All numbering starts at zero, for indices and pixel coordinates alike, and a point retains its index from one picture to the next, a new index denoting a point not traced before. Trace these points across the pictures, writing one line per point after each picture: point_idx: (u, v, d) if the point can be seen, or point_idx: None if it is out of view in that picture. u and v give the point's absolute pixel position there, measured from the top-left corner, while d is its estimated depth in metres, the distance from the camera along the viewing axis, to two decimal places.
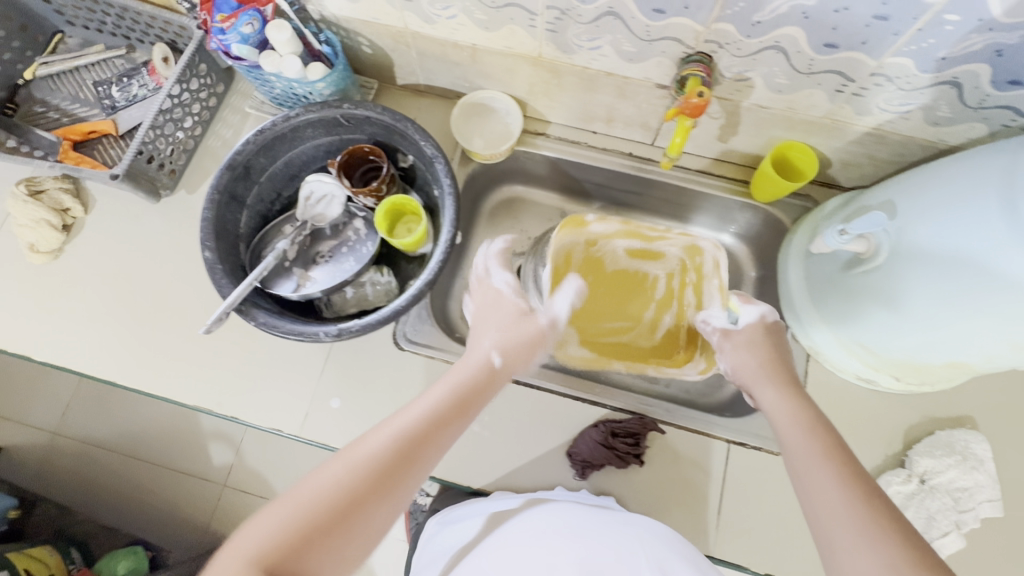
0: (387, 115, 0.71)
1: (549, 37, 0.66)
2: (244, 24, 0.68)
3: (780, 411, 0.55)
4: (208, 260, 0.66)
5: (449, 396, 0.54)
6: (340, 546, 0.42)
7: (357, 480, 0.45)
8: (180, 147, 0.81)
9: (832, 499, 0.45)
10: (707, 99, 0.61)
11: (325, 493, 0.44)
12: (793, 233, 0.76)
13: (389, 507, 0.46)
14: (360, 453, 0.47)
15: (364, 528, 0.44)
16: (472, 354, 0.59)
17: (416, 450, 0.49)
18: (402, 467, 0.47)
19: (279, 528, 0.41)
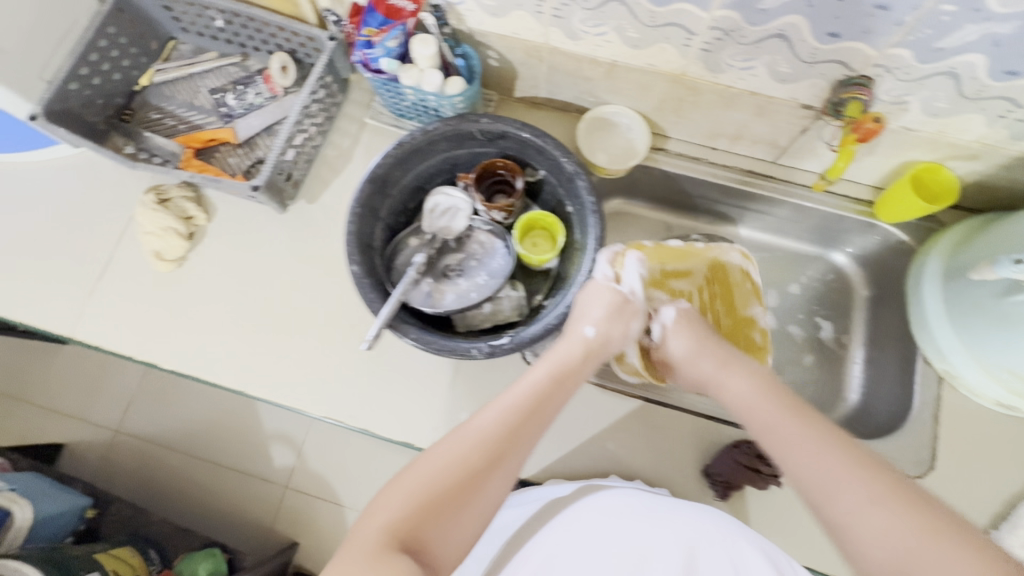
0: (526, 131, 0.70)
1: (701, 56, 0.66)
2: (390, 39, 0.69)
3: (745, 393, 0.55)
4: (355, 275, 0.66)
5: (542, 385, 0.56)
6: (456, 525, 0.45)
7: (468, 457, 0.48)
8: (303, 157, 0.81)
9: (811, 461, 0.46)
10: (882, 125, 0.64)
11: (441, 474, 0.47)
12: (927, 255, 0.76)
13: (498, 481, 0.48)
14: (470, 434, 0.50)
15: (479, 502, 0.47)
16: (564, 348, 0.61)
17: (517, 430, 0.51)
18: (509, 446, 0.50)
19: (405, 507, 0.45)
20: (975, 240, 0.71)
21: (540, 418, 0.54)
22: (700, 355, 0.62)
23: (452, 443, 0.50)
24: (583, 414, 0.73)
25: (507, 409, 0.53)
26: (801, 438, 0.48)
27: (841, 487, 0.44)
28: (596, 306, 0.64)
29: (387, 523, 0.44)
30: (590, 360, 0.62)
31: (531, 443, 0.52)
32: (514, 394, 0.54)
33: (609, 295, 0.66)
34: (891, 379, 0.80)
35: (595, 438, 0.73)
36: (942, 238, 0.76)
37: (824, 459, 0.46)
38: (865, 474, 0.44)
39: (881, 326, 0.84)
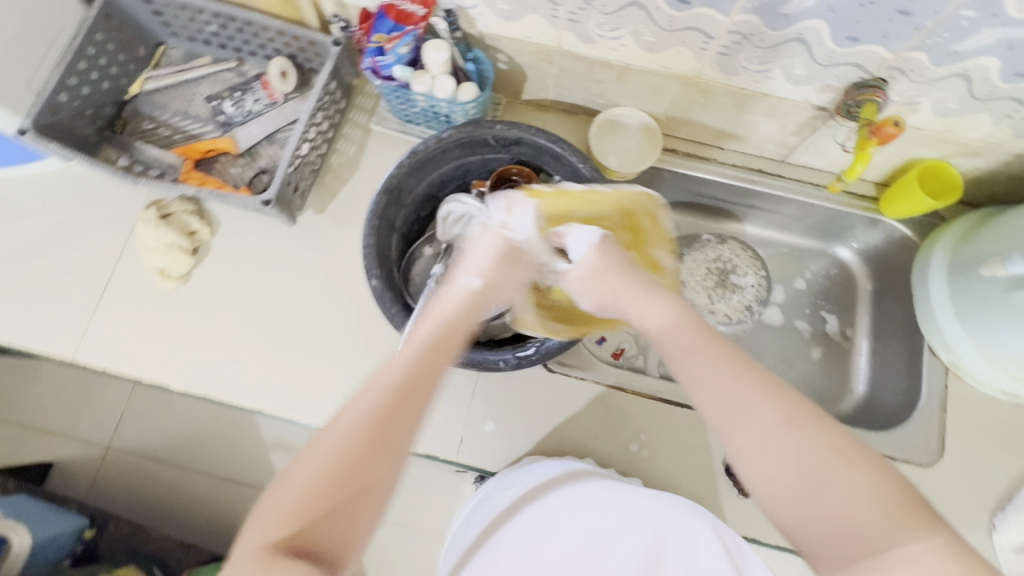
0: (543, 137, 0.69)
1: (717, 60, 0.66)
2: (402, 45, 0.67)
3: (660, 321, 0.49)
4: (376, 289, 0.65)
5: (421, 350, 0.45)
6: (349, 519, 0.38)
7: (349, 444, 0.39)
8: (309, 167, 0.78)
9: (709, 399, 0.43)
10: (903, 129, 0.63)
11: (315, 475, 0.38)
12: (931, 249, 0.78)
13: (390, 458, 0.40)
14: (344, 424, 0.40)
15: (372, 487, 0.39)
16: (451, 303, 0.51)
17: (405, 394, 0.42)
18: (393, 426, 0.41)
19: (282, 518, 0.37)
20: (978, 234, 0.73)
21: (427, 386, 0.43)
22: (612, 278, 0.55)
23: (332, 434, 0.40)
24: (605, 419, 0.74)
25: (386, 386, 0.42)
26: (699, 369, 0.45)
27: (743, 422, 0.41)
28: (478, 253, 0.57)
29: (259, 538, 0.36)
30: (479, 309, 0.52)
31: (417, 417, 0.42)
32: (389, 367, 0.44)
33: (499, 241, 0.58)
34: (897, 370, 0.83)
35: (618, 442, 0.73)
36: (944, 231, 0.78)
37: (722, 401, 0.43)
38: (765, 402, 0.41)
39: (886, 318, 0.87)
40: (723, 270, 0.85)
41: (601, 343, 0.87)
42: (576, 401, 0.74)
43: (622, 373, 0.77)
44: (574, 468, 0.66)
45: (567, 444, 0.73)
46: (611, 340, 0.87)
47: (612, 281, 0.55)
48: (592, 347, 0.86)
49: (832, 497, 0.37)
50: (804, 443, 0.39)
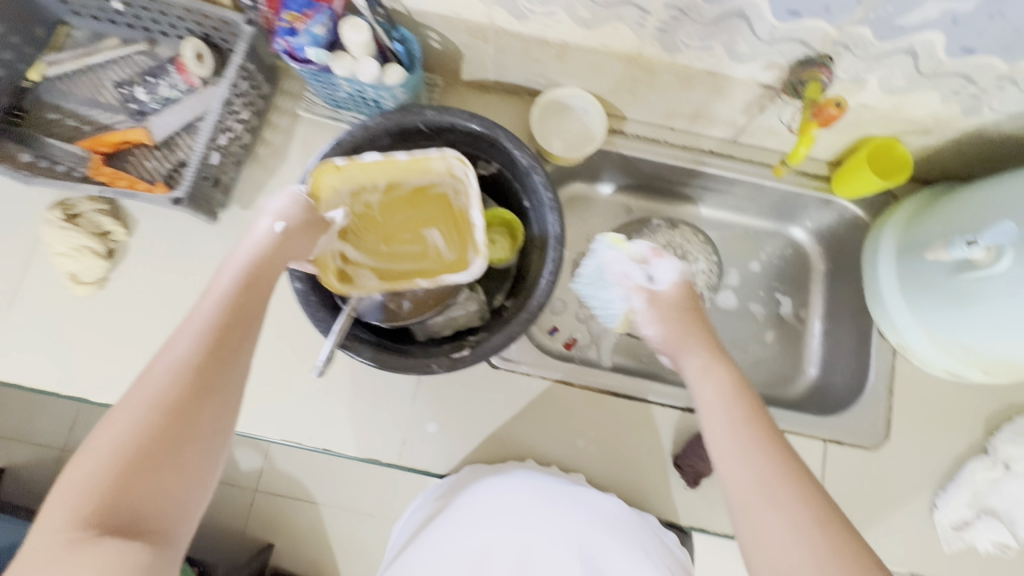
0: (476, 122, 0.65)
1: (657, 37, 0.62)
2: (317, 25, 0.61)
3: (716, 390, 0.51)
4: (299, 292, 0.61)
5: (231, 292, 0.45)
6: (181, 475, 0.38)
7: (167, 399, 0.39)
8: (230, 158, 0.72)
9: (746, 480, 0.44)
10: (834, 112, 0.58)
11: (125, 433, 0.38)
12: (881, 230, 0.77)
13: (220, 407, 0.41)
14: (154, 378, 0.40)
15: (200, 439, 0.39)
16: (249, 246, 0.49)
17: (222, 346, 0.42)
18: (211, 374, 0.41)
19: (93, 482, 0.36)
20: (926, 215, 0.72)
21: (243, 328, 0.44)
22: (682, 330, 0.57)
23: (144, 391, 0.39)
24: (553, 415, 0.72)
25: (197, 331, 0.42)
26: (745, 450, 0.46)
27: (776, 515, 0.42)
28: (282, 204, 0.52)
29: (74, 510, 0.36)
30: (280, 253, 0.50)
31: (242, 360, 0.43)
32: (197, 314, 0.43)
33: (294, 201, 0.53)
34: (847, 353, 0.82)
35: (565, 437, 0.72)
36: (894, 211, 0.77)
37: (760, 486, 0.44)
38: (801, 502, 0.42)
39: (838, 299, 0.86)
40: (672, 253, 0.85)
41: (554, 333, 0.86)
42: (521, 397, 0.73)
43: (571, 366, 0.75)
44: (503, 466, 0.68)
45: (511, 440, 0.71)
46: (563, 329, 0.86)
47: (684, 339, 0.56)
48: (544, 338, 0.85)
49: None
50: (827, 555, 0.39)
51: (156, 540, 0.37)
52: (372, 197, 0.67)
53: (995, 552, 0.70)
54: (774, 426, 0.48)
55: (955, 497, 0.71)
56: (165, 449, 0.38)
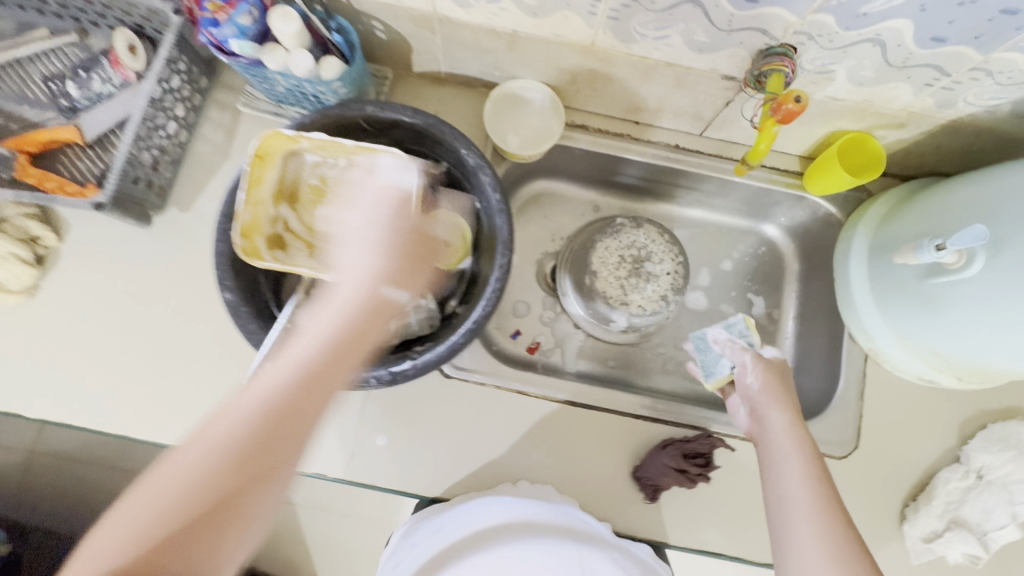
0: (419, 118, 0.62)
1: (610, 25, 0.58)
2: (240, 15, 0.56)
3: (786, 441, 0.57)
4: (230, 303, 0.57)
5: (315, 352, 0.45)
6: (222, 534, 0.39)
7: (230, 457, 0.40)
8: (165, 158, 0.68)
9: (812, 550, 0.50)
10: (806, 104, 0.51)
11: (181, 480, 0.39)
12: (853, 230, 0.73)
13: (274, 471, 0.42)
14: (222, 428, 0.41)
15: (245, 506, 0.40)
16: (341, 304, 0.47)
17: (291, 414, 0.43)
18: (274, 437, 0.42)
19: (141, 522, 0.37)
20: (899, 213, 0.68)
21: (316, 399, 0.44)
22: (772, 395, 0.61)
23: (210, 438, 0.41)
24: (508, 424, 0.69)
25: (267, 393, 0.43)
26: (817, 524, 0.51)
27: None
28: (371, 241, 0.51)
29: (111, 553, 0.36)
30: (377, 314, 0.48)
31: (306, 428, 0.43)
32: (272, 374, 0.44)
33: (398, 221, 0.52)
34: (819, 356, 0.79)
35: (520, 448, 0.68)
36: (866, 208, 0.73)
37: (827, 558, 0.49)
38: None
39: (812, 300, 0.83)
40: (637, 256, 0.80)
41: (516, 337, 0.82)
42: (476, 408, 0.69)
43: (527, 375, 0.72)
44: (530, 520, 0.62)
45: (464, 453, 0.68)
46: (526, 333, 0.83)
47: (774, 400, 0.60)
48: (506, 342, 0.81)
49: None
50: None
51: None
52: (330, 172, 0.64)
53: (966, 563, 0.68)
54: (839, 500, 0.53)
55: (929, 509, 0.68)
56: (217, 509, 0.40)
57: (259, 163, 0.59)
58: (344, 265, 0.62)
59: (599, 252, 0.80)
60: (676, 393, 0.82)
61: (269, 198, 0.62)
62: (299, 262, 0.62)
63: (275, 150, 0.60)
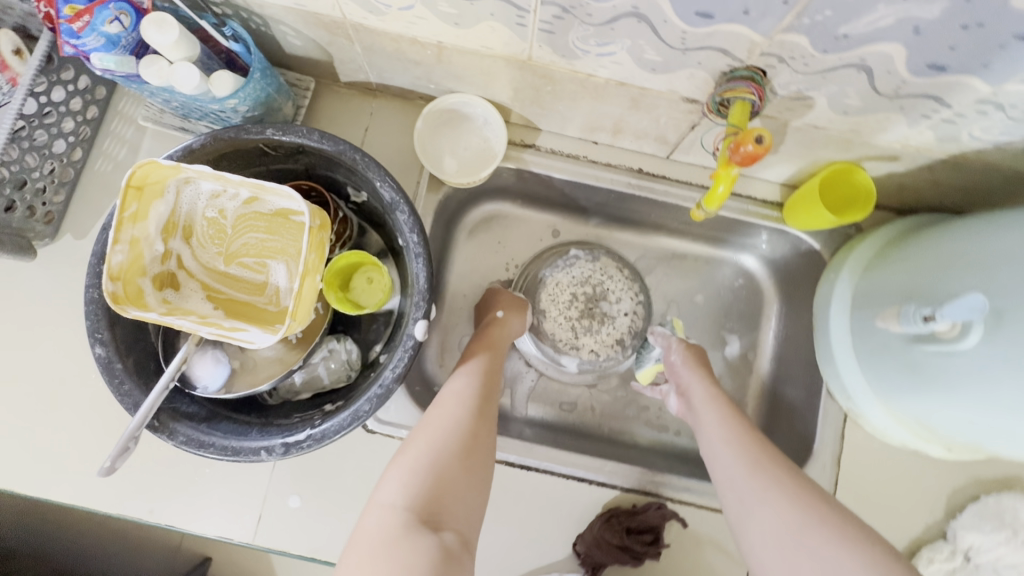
0: (327, 144, 0.53)
1: (545, 39, 0.48)
2: (105, 23, 0.47)
3: (704, 404, 0.58)
4: (100, 359, 0.50)
5: (487, 354, 0.61)
6: (462, 500, 0.47)
7: (454, 434, 0.50)
8: (54, 180, 0.61)
9: (744, 484, 0.49)
10: (767, 148, 0.43)
11: (436, 448, 0.48)
12: (837, 272, 0.64)
13: (485, 450, 0.51)
14: (442, 410, 0.52)
15: (470, 480, 0.48)
16: (492, 335, 0.64)
17: (484, 396, 0.55)
18: (478, 421, 0.52)
19: (399, 490, 0.45)
20: (889, 259, 0.59)
21: (495, 382, 0.58)
22: (693, 377, 0.62)
23: (442, 416, 0.51)
24: None
25: (470, 379, 0.56)
26: (739, 460, 0.51)
27: (770, 507, 0.47)
28: (498, 303, 0.68)
29: (395, 507, 0.44)
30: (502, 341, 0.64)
31: (492, 417, 0.54)
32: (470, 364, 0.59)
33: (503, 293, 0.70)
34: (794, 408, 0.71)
35: None
36: (852, 248, 0.64)
37: (753, 484, 0.49)
38: (789, 489, 0.47)
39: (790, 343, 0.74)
40: (592, 295, 0.74)
41: None
42: None
43: None
44: None
45: None
46: None
47: (694, 371, 0.62)
48: None
49: (813, 567, 0.42)
50: (821, 533, 0.43)
51: (447, 542, 0.43)
52: (226, 203, 0.55)
53: None
54: (760, 436, 0.54)
55: None
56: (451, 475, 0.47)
57: (139, 195, 0.50)
58: (243, 312, 0.55)
59: (552, 290, 0.74)
60: (635, 444, 0.73)
61: (154, 233, 0.52)
62: (192, 308, 0.54)
63: (157, 179, 0.51)
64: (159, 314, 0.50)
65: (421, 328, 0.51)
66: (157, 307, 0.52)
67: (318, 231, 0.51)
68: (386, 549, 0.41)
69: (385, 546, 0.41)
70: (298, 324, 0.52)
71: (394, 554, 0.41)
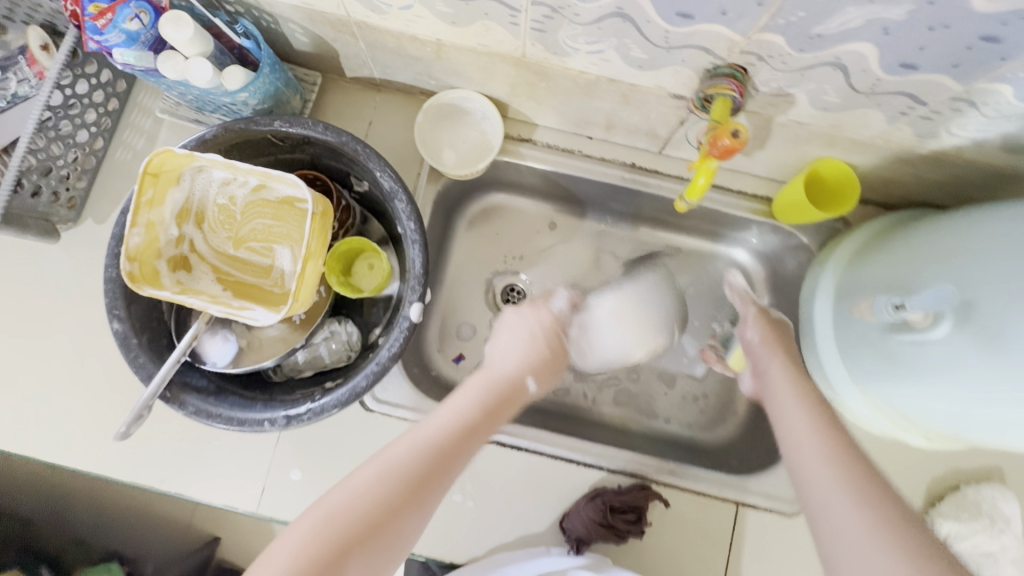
0: (331, 136, 0.56)
1: (537, 37, 0.51)
2: (126, 21, 0.50)
3: (784, 388, 0.53)
4: (118, 334, 0.53)
5: (483, 398, 0.56)
6: (366, 562, 0.41)
7: (392, 487, 0.44)
8: (77, 167, 0.65)
9: (827, 484, 0.42)
10: (743, 140, 0.45)
11: (362, 503, 0.42)
12: (822, 265, 0.66)
13: (423, 510, 0.45)
14: (383, 464, 0.46)
15: (393, 539, 0.43)
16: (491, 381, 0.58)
17: (454, 449, 0.49)
18: (431, 477, 0.46)
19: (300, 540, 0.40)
20: (871, 252, 0.61)
21: (473, 441, 0.51)
22: (772, 360, 0.58)
23: (386, 462, 0.46)
24: None
25: (446, 426, 0.51)
26: (826, 457, 0.44)
27: (843, 500, 0.40)
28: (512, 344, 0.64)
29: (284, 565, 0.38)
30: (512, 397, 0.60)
31: (452, 475, 0.49)
32: (446, 413, 0.52)
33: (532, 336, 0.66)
34: None
35: None
36: (837, 241, 0.66)
37: (841, 485, 0.41)
38: (884, 502, 0.39)
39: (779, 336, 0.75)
40: None
41: (458, 362, 0.76)
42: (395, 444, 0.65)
43: None
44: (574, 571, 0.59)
45: None
46: (469, 358, 0.76)
47: (772, 351, 0.59)
48: (447, 367, 0.75)
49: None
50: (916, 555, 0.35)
51: None
52: (237, 190, 0.59)
53: None
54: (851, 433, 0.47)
55: None
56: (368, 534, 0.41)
57: (154, 181, 0.53)
58: (249, 294, 0.58)
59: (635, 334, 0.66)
60: (625, 430, 0.75)
61: (169, 218, 0.56)
62: (203, 289, 0.58)
63: (172, 167, 0.54)
64: (172, 293, 0.53)
65: (416, 311, 0.54)
66: (171, 287, 0.55)
67: (321, 218, 0.54)
68: None
69: None
70: (300, 305, 0.55)
71: None
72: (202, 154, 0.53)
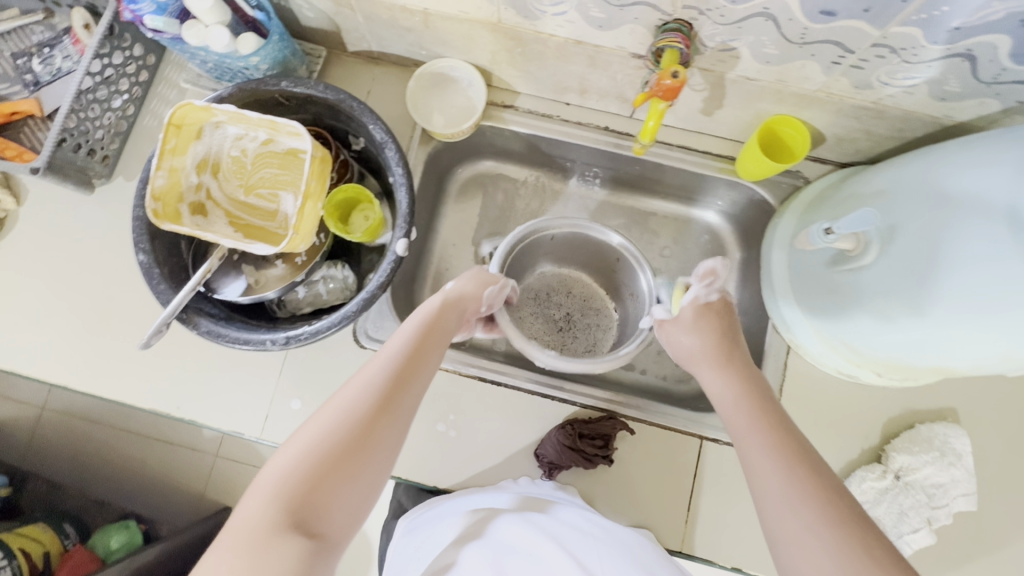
0: (330, 94, 0.63)
1: (508, 1, 0.58)
2: None
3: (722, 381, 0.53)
4: (142, 264, 0.60)
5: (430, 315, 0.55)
6: (351, 483, 0.41)
7: (362, 409, 0.44)
8: (111, 130, 0.73)
9: (757, 449, 0.45)
10: (681, 81, 0.53)
11: (334, 428, 0.43)
12: (780, 217, 0.71)
13: (397, 421, 0.45)
14: (346, 398, 0.45)
15: (376, 455, 0.43)
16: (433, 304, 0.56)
17: (414, 364, 0.49)
18: (397, 393, 0.46)
19: (283, 473, 0.40)
20: (822, 201, 0.66)
21: (429, 354, 0.51)
22: (697, 340, 0.57)
23: (353, 389, 0.46)
24: None
25: (400, 347, 0.50)
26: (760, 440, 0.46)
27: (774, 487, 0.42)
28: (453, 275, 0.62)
29: (271, 500, 0.39)
30: (453, 310, 0.57)
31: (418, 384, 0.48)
32: (388, 352, 0.50)
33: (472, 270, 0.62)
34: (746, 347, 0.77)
35: (426, 420, 0.69)
36: (796, 195, 0.71)
37: (766, 445, 0.45)
38: (800, 454, 0.44)
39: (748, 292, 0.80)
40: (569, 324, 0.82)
41: None
42: None
43: None
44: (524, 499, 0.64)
45: None
46: None
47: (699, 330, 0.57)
48: None
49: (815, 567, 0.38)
50: (810, 496, 0.41)
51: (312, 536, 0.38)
52: (247, 144, 0.66)
53: None
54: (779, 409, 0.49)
55: None
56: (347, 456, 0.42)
57: (176, 131, 0.61)
58: (257, 235, 0.66)
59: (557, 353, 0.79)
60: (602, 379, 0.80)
61: (189, 166, 0.64)
62: (217, 230, 0.65)
63: (192, 120, 0.62)
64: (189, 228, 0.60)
65: (402, 245, 0.60)
66: (188, 225, 0.63)
67: (320, 162, 0.61)
68: (248, 546, 0.37)
69: (251, 537, 0.37)
70: (301, 240, 0.62)
71: (256, 552, 0.37)
72: (216, 106, 0.61)
